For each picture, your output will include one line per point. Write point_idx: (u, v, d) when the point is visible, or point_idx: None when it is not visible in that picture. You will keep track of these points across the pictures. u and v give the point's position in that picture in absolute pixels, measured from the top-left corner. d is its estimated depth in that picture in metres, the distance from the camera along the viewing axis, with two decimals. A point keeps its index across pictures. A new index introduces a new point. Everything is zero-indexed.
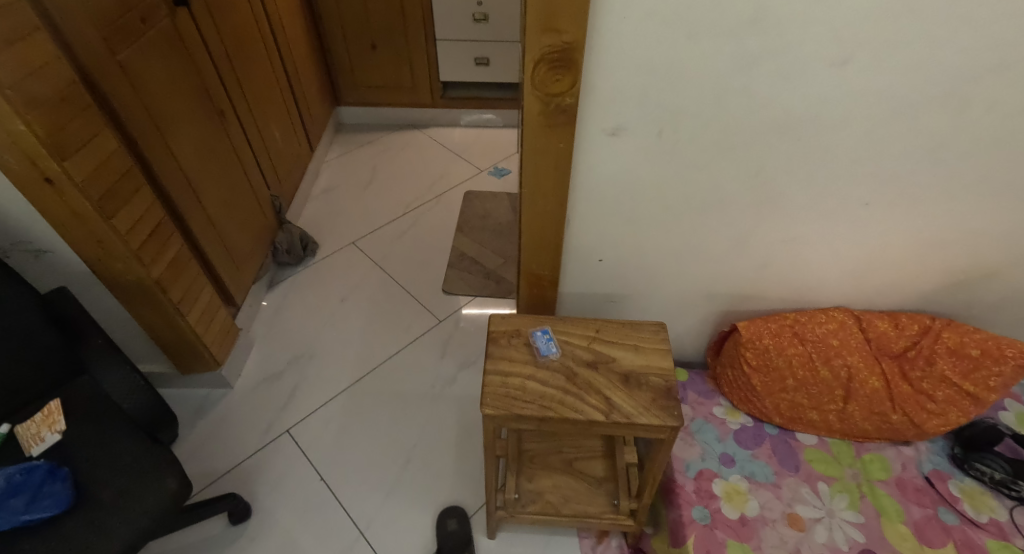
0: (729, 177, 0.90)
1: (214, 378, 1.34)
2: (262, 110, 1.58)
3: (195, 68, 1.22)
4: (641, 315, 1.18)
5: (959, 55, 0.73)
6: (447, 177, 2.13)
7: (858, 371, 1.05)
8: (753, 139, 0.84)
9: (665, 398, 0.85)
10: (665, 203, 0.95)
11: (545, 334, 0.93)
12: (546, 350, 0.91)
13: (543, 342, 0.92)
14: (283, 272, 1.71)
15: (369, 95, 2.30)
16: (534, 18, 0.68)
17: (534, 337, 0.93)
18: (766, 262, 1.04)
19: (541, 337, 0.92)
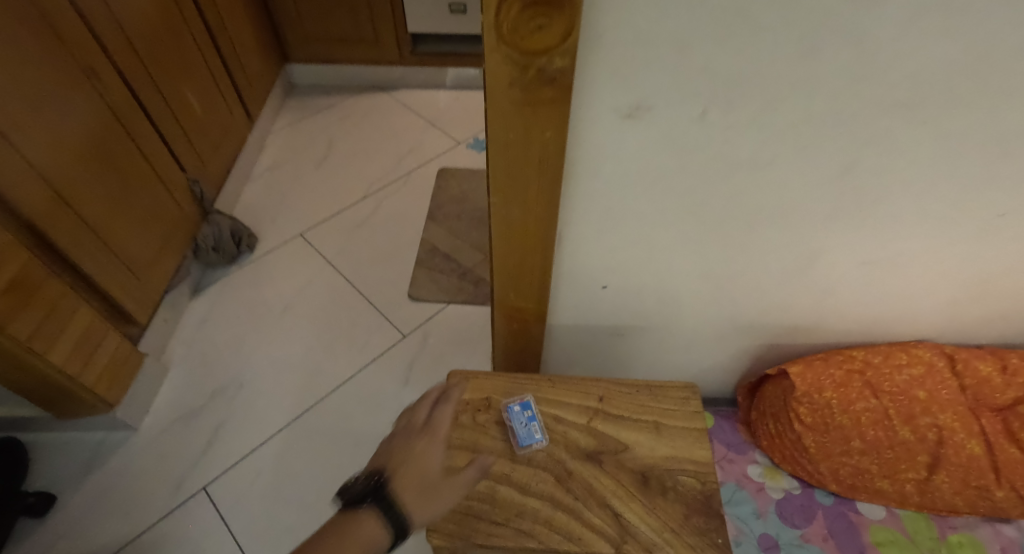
0: (802, 179, 0.59)
1: (111, 421, 1.06)
2: (165, 68, 1.23)
3: (35, 7, 0.87)
4: (655, 348, 0.90)
5: None
6: (417, 151, 1.78)
7: (952, 434, 0.78)
8: (848, 123, 0.53)
9: (701, 514, 0.57)
10: (703, 214, 0.64)
11: (527, 410, 0.64)
12: (528, 438, 0.62)
13: (523, 423, 0.63)
14: (212, 273, 1.40)
15: (324, 51, 1.92)
16: None
17: (510, 415, 0.64)
18: (834, 289, 0.75)
19: (521, 413, 0.64)
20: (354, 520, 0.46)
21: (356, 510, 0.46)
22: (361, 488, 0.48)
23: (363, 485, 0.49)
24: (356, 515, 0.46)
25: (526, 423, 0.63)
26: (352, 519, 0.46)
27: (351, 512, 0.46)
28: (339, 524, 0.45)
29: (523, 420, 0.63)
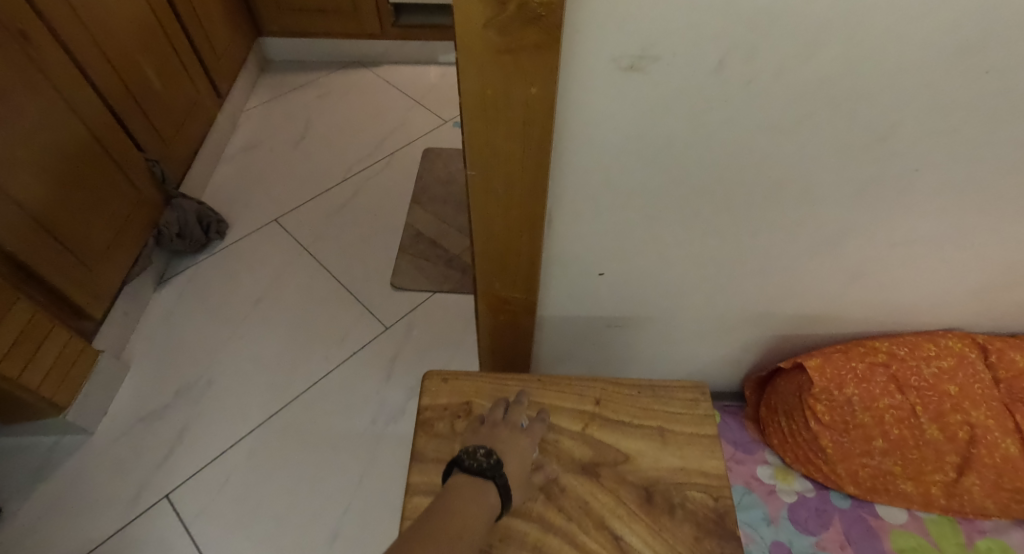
0: (832, 145, 0.51)
1: (63, 424, 0.98)
2: (115, 36, 1.11)
3: None
4: (656, 340, 0.82)
5: None
6: (402, 130, 1.68)
7: (985, 432, 0.71)
8: (895, 74, 0.44)
9: (714, 536, 0.49)
10: (715, 188, 0.55)
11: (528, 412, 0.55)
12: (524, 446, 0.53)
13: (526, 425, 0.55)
14: (179, 262, 1.30)
15: (300, 23, 1.80)
16: None
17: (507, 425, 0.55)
18: (858, 274, 0.67)
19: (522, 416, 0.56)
20: (476, 488, 0.43)
21: (478, 479, 0.44)
22: (478, 456, 0.46)
23: (479, 454, 0.46)
24: (480, 483, 0.44)
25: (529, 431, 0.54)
26: (477, 486, 0.43)
27: (474, 480, 0.44)
28: (460, 489, 0.43)
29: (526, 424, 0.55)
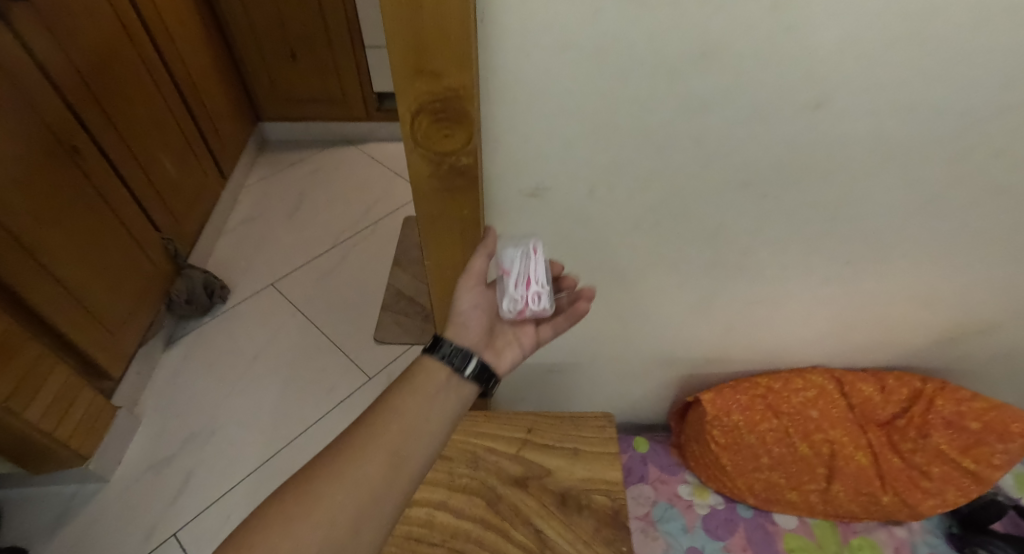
0: (683, 238, 0.72)
1: (83, 474, 1.11)
2: (141, 137, 1.34)
3: (24, 96, 0.99)
4: (590, 382, 1.01)
5: (962, 97, 0.55)
6: (385, 200, 1.90)
7: (841, 446, 0.90)
8: (707, 197, 0.66)
9: (610, 528, 0.67)
10: (609, 267, 0.76)
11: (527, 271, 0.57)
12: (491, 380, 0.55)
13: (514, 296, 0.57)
14: (185, 325, 1.47)
15: (295, 110, 2.06)
16: (399, 57, 0.48)
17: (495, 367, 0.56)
18: (731, 324, 0.88)
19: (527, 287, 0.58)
20: (440, 373, 0.52)
21: (439, 363, 0.53)
22: (437, 338, 0.54)
23: (439, 340, 0.54)
24: (440, 366, 0.53)
25: (518, 342, 0.58)
26: (439, 369, 0.52)
27: (433, 361, 0.53)
28: (425, 366, 0.53)
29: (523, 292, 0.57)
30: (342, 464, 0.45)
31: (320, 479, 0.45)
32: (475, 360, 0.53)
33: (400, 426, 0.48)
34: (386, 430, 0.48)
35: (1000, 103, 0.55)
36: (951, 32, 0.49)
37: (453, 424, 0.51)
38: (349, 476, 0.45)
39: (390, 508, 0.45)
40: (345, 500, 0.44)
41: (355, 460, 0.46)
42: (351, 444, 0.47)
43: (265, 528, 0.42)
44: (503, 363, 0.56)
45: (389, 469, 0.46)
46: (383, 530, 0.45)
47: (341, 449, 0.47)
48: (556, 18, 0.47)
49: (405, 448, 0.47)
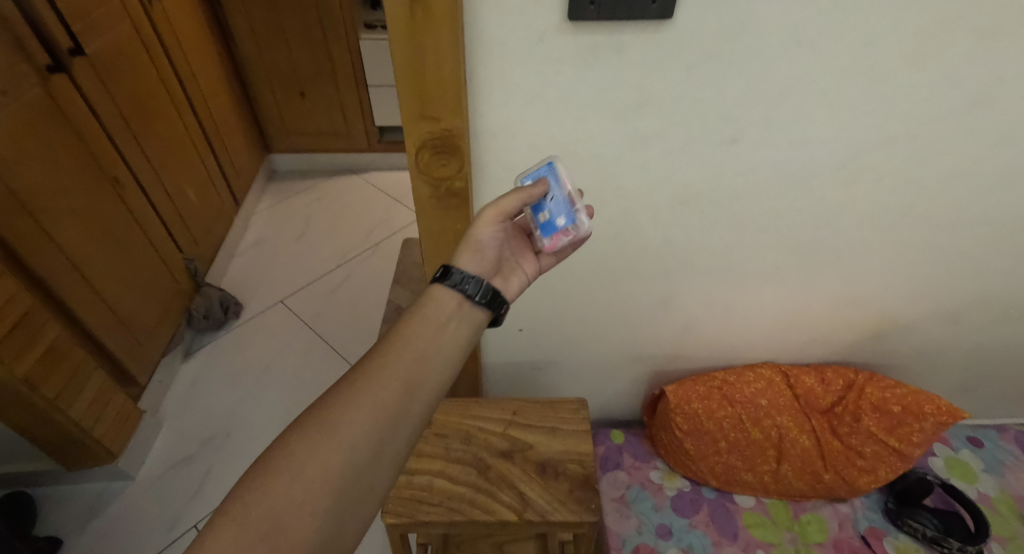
0: (639, 249, 0.87)
1: (111, 471, 1.22)
2: (168, 167, 1.50)
3: (77, 133, 1.16)
4: (571, 378, 1.14)
5: (843, 134, 0.71)
6: (385, 224, 2.06)
7: (787, 431, 1.03)
8: (655, 214, 0.81)
9: (582, 489, 0.79)
10: (580, 274, 0.91)
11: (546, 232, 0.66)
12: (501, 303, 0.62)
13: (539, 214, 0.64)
14: (202, 338, 1.60)
15: (302, 142, 2.24)
16: (409, 106, 0.63)
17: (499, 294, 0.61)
18: (688, 324, 1.02)
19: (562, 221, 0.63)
20: (452, 299, 0.57)
21: (450, 291, 0.57)
22: (449, 268, 0.58)
23: (450, 270, 0.58)
24: (452, 294, 0.57)
25: (523, 268, 0.66)
26: (451, 298, 0.57)
27: (445, 289, 0.57)
28: (436, 295, 0.56)
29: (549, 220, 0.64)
30: (359, 392, 0.47)
31: (337, 407, 0.45)
32: (486, 289, 0.58)
33: (413, 353, 0.50)
34: (399, 358, 0.49)
35: (876, 137, 0.71)
36: (825, 85, 0.65)
37: (463, 348, 0.54)
38: (367, 401, 0.46)
39: (410, 428, 0.47)
40: (365, 424, 0.45)
41: (371, 387, 0.47)
42: (366, 372, 0.48)
43: (288, 455, 0.43)
44: (512, 287, 0.64)
45: (407, 393, 0.48)
46: (403, 451, 0.46)
47: (356, 378, 0.48)
48: (525, 77, 0.64)
49: (419, 372, 0.49)
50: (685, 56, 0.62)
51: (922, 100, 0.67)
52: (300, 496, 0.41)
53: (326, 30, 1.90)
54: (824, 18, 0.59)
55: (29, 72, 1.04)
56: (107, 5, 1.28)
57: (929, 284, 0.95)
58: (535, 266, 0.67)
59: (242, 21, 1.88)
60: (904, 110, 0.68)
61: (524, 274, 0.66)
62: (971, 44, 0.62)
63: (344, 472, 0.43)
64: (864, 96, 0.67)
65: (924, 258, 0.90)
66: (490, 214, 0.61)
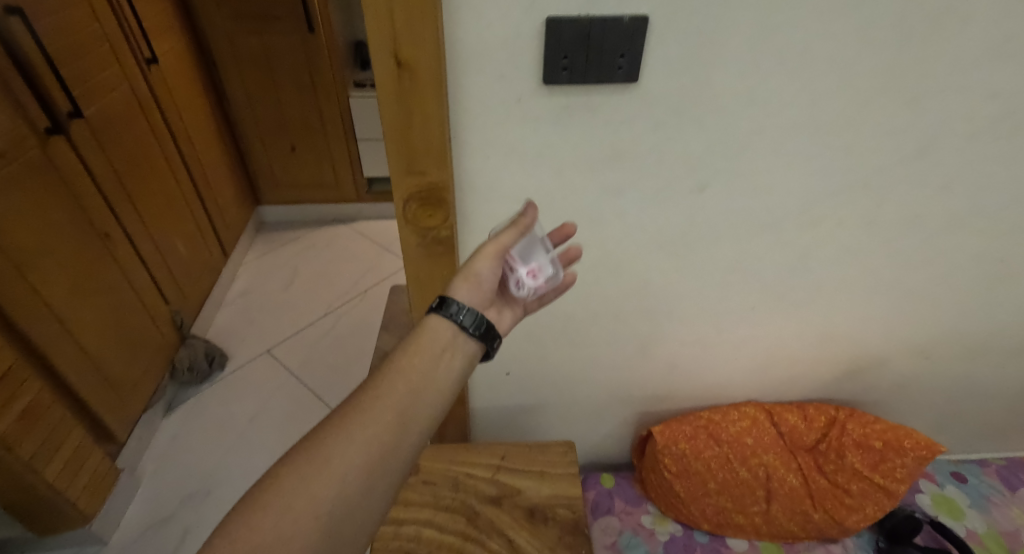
0: (620, 293, 0.91)
1: (84, 535, 1.17)
2: (158, 221, 1.52)
3: (71, 191, 1.19)
4: (559, 422, 1.15)
5: (801, 183, 0.77)
6: (373, 272, 2.09)
7: (774, 470, 1.04)
8: (633, 259, 0.85)
9: (572, 534, 0.79)
10: (564, 317, 0.94)
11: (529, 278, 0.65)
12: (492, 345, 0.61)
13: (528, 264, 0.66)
14: (184, 392, 1.57)
15: (292, 194, 2.29)
16: (396, 162, 0.67)
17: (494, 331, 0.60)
18: (671, 364, 1.05)
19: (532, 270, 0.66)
20: (447, 330, 0.57)
21: (446, 321, 0.58)
22: (446, 298, 0.59)
23: (447, 301, 0.59)
24: (447, 325, 0.58)
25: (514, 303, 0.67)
26: (445, 329, 0.58)
27: (441, 320, 0.58)
28: (431, 326, 0.57)
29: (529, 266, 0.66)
30: (352, 424, 0.48)
31: (330, 439, 0.47)
32: (481, 321, 0.58)
33: (407, 385, 0.52)
34: (392, 390, 0.51)
35: (833, 185, 0.77)
36: (782, 139, 0.71)
37: (457, 379, 0.56)
38: (359, 434, 0.47)
39: (400, 461, 0.48)
40: (355, 456, 0.46)
41: (362, 420, 0.48)
42: (359, 404, 0.50)
43: (279, 488, 0.44)
44: (503, 320, 0.65)
45: (398, 426, 0.49)
46: (393, 484, 0.48)
47: (349, 411, 0.49)
48: (506, 134, 0.69)
49: (411, 404, 0.51)
50: (651, 114, 0.68)
51: (870, 152, 0.73)
52: (288, 531, 0.42)
53: (317, 89, 1.99)
54: (775, 80, 0.65)
55: (28, 134, 1.08)
56: (106, 70, 1.35)
57: (897, 321, 1.00)
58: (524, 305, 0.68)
59: (236, 81, 1.96)
60: (856, 161, 0.74)
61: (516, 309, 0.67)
62: (907, 102, 0.68)
63: (333, 507, 0.44)
64: (818, 148, 0.73)
65: (889, 297, 0.95)
66: (490, 250, 0.62)
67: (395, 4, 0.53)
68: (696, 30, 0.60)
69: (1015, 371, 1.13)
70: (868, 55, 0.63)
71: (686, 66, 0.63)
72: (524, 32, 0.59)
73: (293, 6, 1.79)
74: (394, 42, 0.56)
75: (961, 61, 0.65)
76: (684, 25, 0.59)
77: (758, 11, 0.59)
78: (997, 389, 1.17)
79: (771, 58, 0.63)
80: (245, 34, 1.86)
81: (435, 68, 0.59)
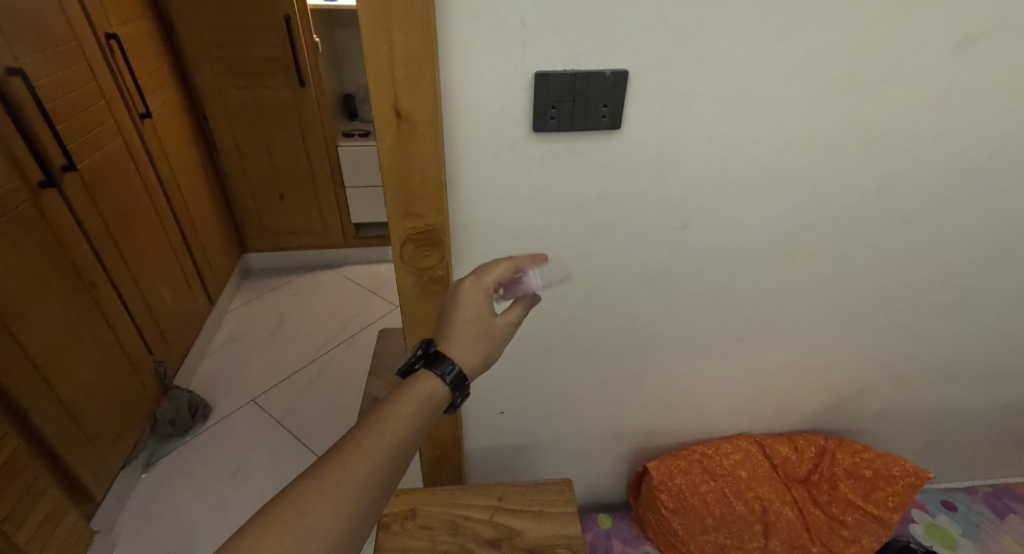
0: (610, 328, 0.93)
1: None
2: (145, 270, 1.52)
3: (60, 243, 1.18)
4: (554, 460, 1.14)
5: (776, 219, 0.82)
6: (360, 316, 2.08)
7: (771, 502, 1.05)
8: (622, 294, 0.89)
9: None
10: (557, 354, 0.95)
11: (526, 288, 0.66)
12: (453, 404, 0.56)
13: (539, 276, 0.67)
14: (165, 446, 1.53)
15: (279, 241, 2.31)
16: (394, 205, 0.70)
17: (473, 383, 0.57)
18: (663, 398, 1.06)
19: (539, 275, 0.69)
20: (432, 384, 0.53)
21: (441, 388, 0.53)
22: (443, 356, 0.54)
23: (447, 363, 0.54)
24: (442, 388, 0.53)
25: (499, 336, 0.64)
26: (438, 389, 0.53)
27: (437, 382, 0.53)
28: (425, 383, 0.53)
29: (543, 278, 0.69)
30: (333, 487, 0.43)
31: (307, 506, 0.42)
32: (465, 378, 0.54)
33: (395, 437, 0.48)
34: (379, 449, 0.46)
35: (805, 221, 0.82)
36: (755, 180, 0.77)
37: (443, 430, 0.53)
38: (341, 495, 0.43)
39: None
40: (337, 520, 0.42)
41: (346, 478, 0.44)
42: (341, 469, 0.44)
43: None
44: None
45: (383, 493, 0.45)
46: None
47: (328, 478, 0.43)
48: (499, 178, 0.73)
49: (400, 459, 0.47)
50: (634, 158, 0.73)
51: (838, 189, 0.79)
52: None
53: (306, 139, 2.05)
54: (745, 127, 0.71)
55: (21, 188, 1.09)
56: (100, 125, 1.38)
57: (875, 349, 1.04)
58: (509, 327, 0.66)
59: (226, 133, 2.01)
60: (826, 198, 0.80)
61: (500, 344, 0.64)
62: (864, 145, 0.75)
63: None
64: (790, 186, 0.78)
65: (866, 327, 1.00)
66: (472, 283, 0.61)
67: (397, 63, 0.58)
68: (672, 82, 0.66)
69: (991, 397, 1.17)
70: (827, 104, 0.70)
71: (664, 115, 0.69)
72: (515, 85, 0.64)
73: (285, 63, 1.88)
74: (394, 96, 0.61)
75: (909, 108, 0.72)
76: (661, 77, 0.65)
77: (728, 65, 0.65)
78: (977, 414, 1.20)
79: (742, 109, 0.69)
80: (237, 89, 1.92)
81: (433, 119, 0.63)
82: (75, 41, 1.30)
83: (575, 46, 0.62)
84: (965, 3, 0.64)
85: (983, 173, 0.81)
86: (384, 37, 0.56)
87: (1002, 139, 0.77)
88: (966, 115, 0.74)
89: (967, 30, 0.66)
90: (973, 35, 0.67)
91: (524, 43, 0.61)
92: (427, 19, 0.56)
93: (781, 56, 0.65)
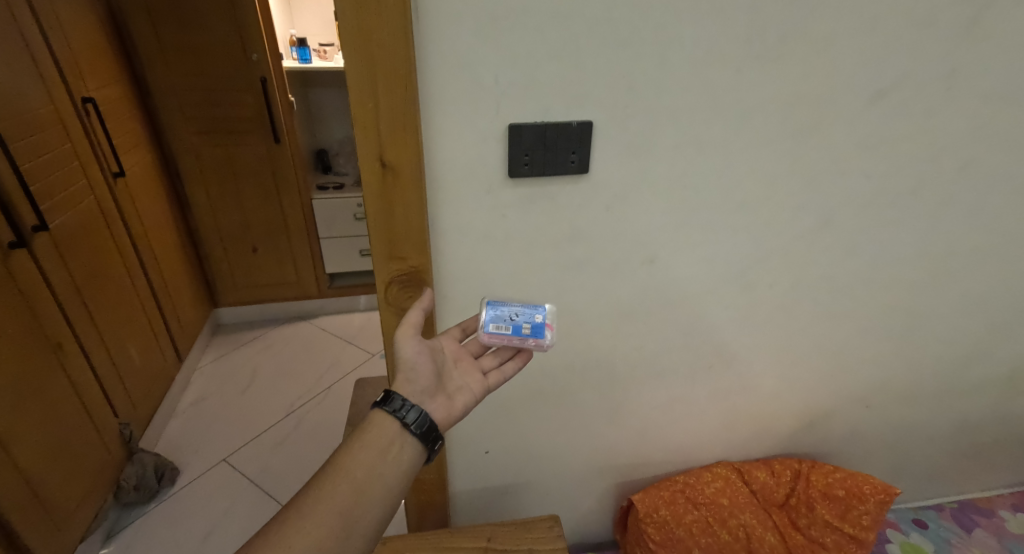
0: (588, 361, 0.96)
1: None
2: (112, 328, 1.48)
3: (26, 301, 1.16)
4: (539, 499, 1.14)
5: (733, 252, 0.89)
6: (335, 367, 2.05)
7: (753, 529, 1.07)
8: (598, 327, 0.93)
9: None
10: (538, 390, 0.98)
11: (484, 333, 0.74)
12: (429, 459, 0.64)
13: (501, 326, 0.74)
14: (127, 515, 1.44)
15: (252, 294, 2.28)
16: (379, 249, 0.74)
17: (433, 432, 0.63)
18: (643, 429, 1.09)
19: (543, 310, 0.75)
20: (391, 425, 0.62)
21: (389, 417, 0.62)
22: (400, 403, 0.63)
23: (391, 396, 0.64)
24: (395, 422, 0.62)
25: (468, 386, 0.72)
26: (394, 425, 0.62)
27: (387, 416, 0.62)
28: (380, 421, 0.62)
29: (506, 313, 0.75)
30: (291, 537, 0.51)
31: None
32: (423, 420, 0.62)
33: (351, 486, 0.56)
34: (334, 499, 0.54)
35: (759, 254, 0.90)
36: (711, 217, 0.84)
37: (403, 474, 0.60)
38: (297, 544, 0.51)
39: None
40: None
41: (302, 529, 0.52)
42: (301, 510, 0.54)
43: None
44: (455, 405, 0.69)
45: (337, 539, 0.53)
46: None
47: (290, 517, 0.53)
48: (478, 219, 0.78)
49: (356, 506, 0.55)
50: (601, 199, 0.79)
51: (784, 223, 0.88)
52: None
53: (281, 193, 2.08)
54: (699, 169, 0.79)
55: None
56: (74, 186, 1.39)
57: (835, 372, 1.11)
58: (482, 384, 0.73)
59: (199, 191, 2.02)
60: (774, 231, 0.88)
61: (470, 392, 0.71)
62: (805, 183, 0.84)
63: None
64: (743, 221, 0.86)
65: (824, 351, 1.07)
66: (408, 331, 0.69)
67: (382, 119, 0.64)
68: (632, 132, 0.74)
69: (945, 413, 1.24)
70: (769, 150, 0.80)
71: (625, 160, 0.76)
72: (490, 136, 0.71)
73: (260, 121, 1.93)
74: (381, 149, 0.66)
75: (837, 152, 0.82)
76: (621, 128, 0.73)
77: (679, 116, 0.74)
78: (935, 431, 1.27)
79: (693, 155, 0.78)
80: (211, 146, 1.96)
81: (416, 167, 0.68)
82: (53, 106, 1.33)
83: (544, 102, 0.69)
84: (871, 64, 0.75)
85: (908, 205, 0.91)
86: (371, 95, 0.62)
87: (917, 178, 0.88)
88: (886, 156, 0.84)
89: (876, 87, 0.78)
90: (880, 91, 0.78)
91: (498, 100, 0.68)
92: (410, 79, 0.62)
93: (724, 108, 0.74)
